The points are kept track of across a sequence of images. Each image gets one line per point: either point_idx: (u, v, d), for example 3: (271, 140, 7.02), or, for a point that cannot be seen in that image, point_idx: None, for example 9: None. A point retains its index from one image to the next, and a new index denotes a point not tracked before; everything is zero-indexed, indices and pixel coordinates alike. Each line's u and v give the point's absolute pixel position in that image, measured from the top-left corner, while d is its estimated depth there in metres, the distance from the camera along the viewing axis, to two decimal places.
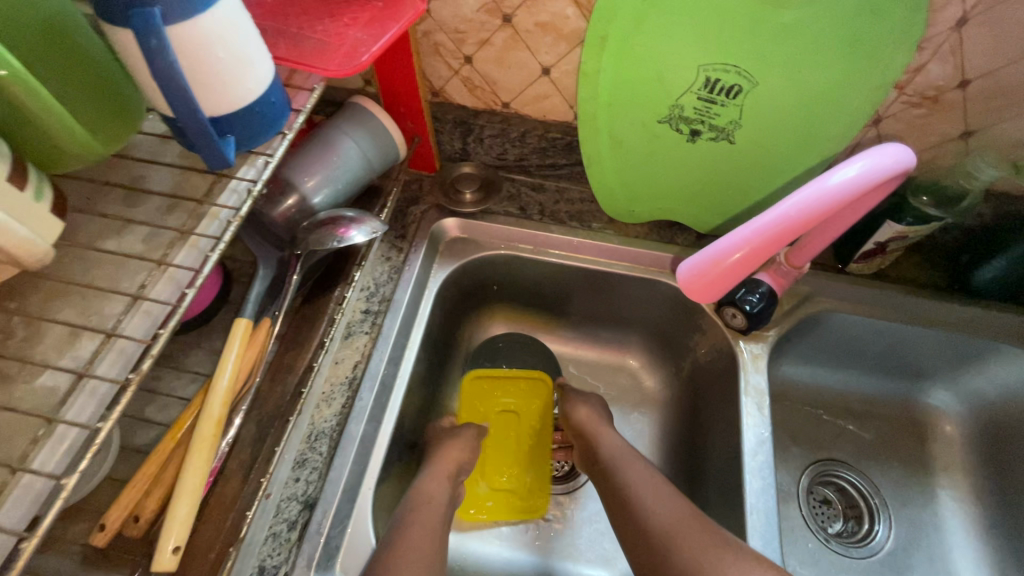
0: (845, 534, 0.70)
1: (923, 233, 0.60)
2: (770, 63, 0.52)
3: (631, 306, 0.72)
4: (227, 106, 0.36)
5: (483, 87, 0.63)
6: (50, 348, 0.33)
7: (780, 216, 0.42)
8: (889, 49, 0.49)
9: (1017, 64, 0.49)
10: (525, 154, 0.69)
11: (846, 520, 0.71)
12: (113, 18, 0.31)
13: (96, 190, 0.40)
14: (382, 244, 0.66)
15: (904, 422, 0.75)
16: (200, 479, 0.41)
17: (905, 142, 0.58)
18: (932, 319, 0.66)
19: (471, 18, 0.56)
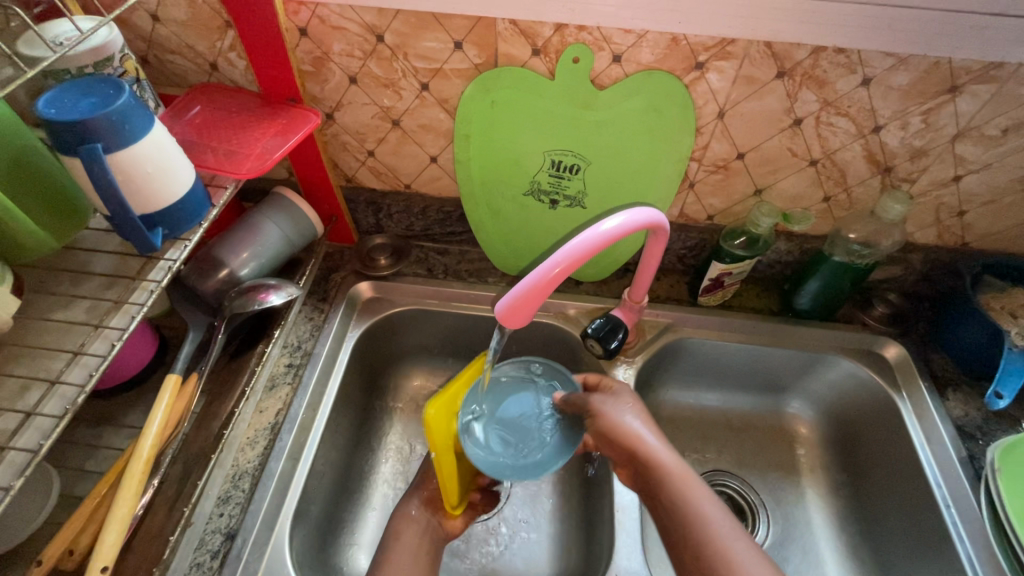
0: None
1: (746, 269, 0.75)
2: (595, 148, 0.68)
3: (528, 347, 0.83)
4: (155, 207, 0.48)
5: (386, 173, 0.77)
6: (4, 398, 0.42)
7: (575, 248, 0.48)
8: (678, 134, 0.65)
9: (773, 139, 0.65)
10: (428, 225, 0.83)
11: None
12: (69, 153, 0.43)
13: (46, 275, 0.51)
14: (305, 307, 0.77)
15: (775, 431, 0.85)
16: (129, 508, 0.49)
17: (718, 198, 0.73)
18: (768, 337, 0.80)
19: (368, 123, 0.70)
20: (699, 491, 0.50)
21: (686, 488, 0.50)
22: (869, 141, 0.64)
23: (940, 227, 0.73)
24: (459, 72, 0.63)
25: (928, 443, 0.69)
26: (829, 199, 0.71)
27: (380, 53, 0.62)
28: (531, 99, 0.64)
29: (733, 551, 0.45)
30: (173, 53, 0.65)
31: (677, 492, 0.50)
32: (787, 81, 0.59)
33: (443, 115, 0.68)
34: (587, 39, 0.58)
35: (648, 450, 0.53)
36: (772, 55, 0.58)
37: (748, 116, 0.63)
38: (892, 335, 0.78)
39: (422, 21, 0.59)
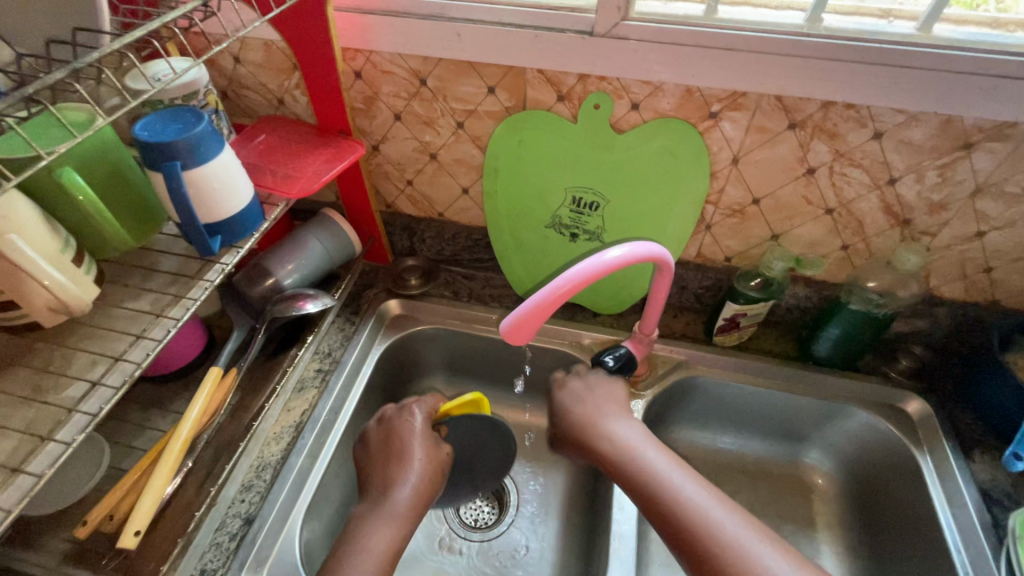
0: None
1: (761, 311, 0.76)
2: (613, 187, 0.72)
3: (543, 373, 0.86)
4: (217, 217, 0.56)
5: (422, 201, 0.84)
6: (77, 370, 0.50)
7: (580, 272, 0.51)
8: (692, 178, 0.69)
9: (786, 187, 0.68)
10: (457, 251, 0.89)
11: None
12: (153, 167, 0.52)
13: (121, 270, 0.59)
14: (339, 318, 0.84)
15: (791, 480, 0.83)
16: (164, 480, 0.55)
17: (735, 241, 0.76)
18: (784, 383, 0.79)
19: (409, 155, 0.78)
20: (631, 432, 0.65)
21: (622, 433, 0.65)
22: (884, 192, 0.65)
23: (967, 282, 0.72)
24: (491, 113, 0.70)
25: (948, 504, 0.67)
26: (848, 247, 0.72)
27: (422, 95, 0.71)
28: (555, 139, 0.70)
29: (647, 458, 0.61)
30: (248, 89, 0.76)
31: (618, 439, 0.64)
32: (799, 132, 0.62)
33: (476, 151, 0.75)
34: (607, 88, 0.64)
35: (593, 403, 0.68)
36: (783, 108, 0.61)
37: (762, 163, 0.66)
38: (916, 390, 0.76)
39: (460, 69, 0.66)
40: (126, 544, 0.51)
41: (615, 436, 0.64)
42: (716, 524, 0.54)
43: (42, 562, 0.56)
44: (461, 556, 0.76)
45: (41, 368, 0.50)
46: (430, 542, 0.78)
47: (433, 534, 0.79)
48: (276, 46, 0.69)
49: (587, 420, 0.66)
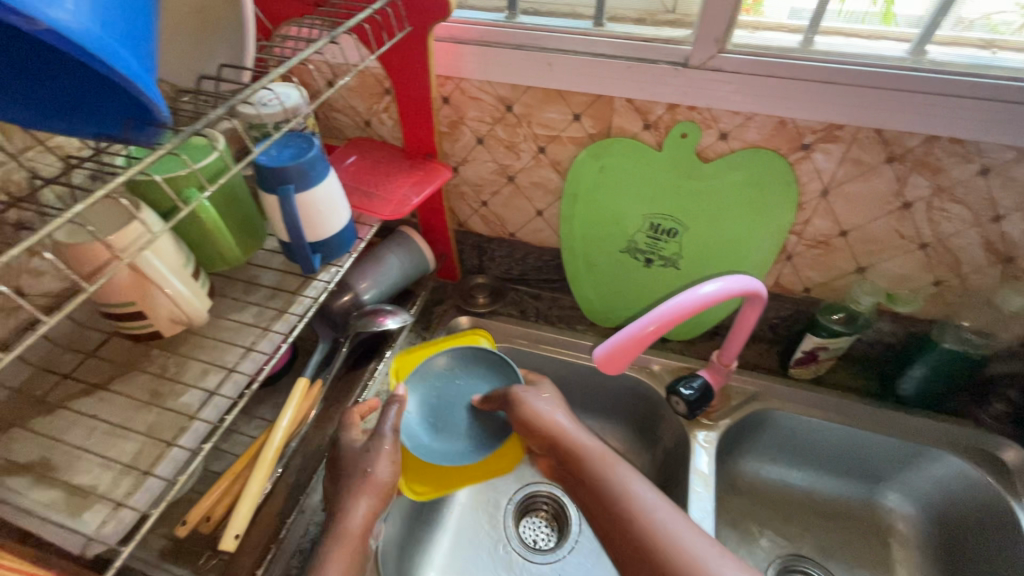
0: None
1: (843, 346, 0.74)
2: (693, 214, 0.72)
3: (608, 396, 0.86)
4: (319, 237, 0.59)
5: (495, 221, 0.86)
6: (192, 377, 0.53)
7: (665, 309, 0.52)
8: (778, 209, 0.68)
9: (876, 220, 0.66)
10: (526, 271, 0.90)
11: None
12: (267, 190, 0.55)
13: (226, 283, 0.63)
14: (410, 333, 0.86)
15: (867, 522, 0.80)
16: (260, 486, 0.58)
17: (816, 272, 0.74)
18: (864, 421, 0.76)
19: (487, 177, 0.80)
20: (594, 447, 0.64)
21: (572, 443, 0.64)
22: (986, 230, 0.63)
23: None
24: (574, 139, 0.71)
25: None
26: (940, 283, 0.69)
27: (507, 121, 0.72)
28: (638, 166, 0.70)
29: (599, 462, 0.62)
30: (338, 111, 0.79)
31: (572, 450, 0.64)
32: (897, 166, 0.61)
33: (554, 175, 0.76)
34: (696, 118, 0.64)
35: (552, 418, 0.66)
36: (881, 141, 0.60)
37: (853, 196, 0.65)
38: (1011, 436, 0.72)
39: (548, 97, 0.68)
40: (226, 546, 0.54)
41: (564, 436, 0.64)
42: (659, 521, 0.55)
43: (143, 557, 0.59)
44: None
45: (158, 374, 0.53)
46: (493, 562, 0.78)
47: (495, 553, 0.79)
48: (370, 73, 0.73)
49: (533, 422, 0.65)
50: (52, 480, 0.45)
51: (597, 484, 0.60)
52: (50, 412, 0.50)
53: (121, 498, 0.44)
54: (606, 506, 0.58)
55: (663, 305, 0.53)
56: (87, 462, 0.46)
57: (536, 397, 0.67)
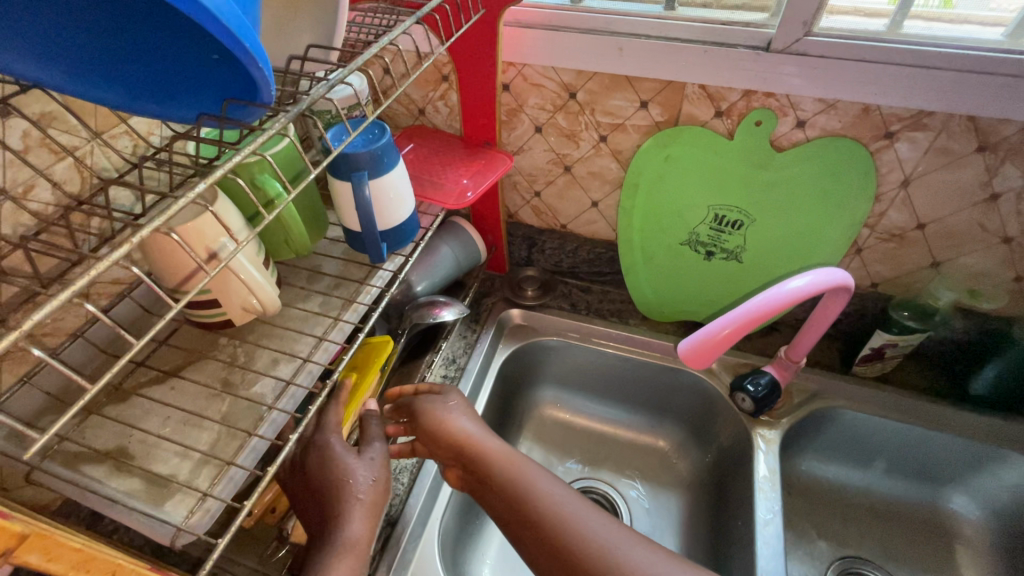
0: None
1: (914, 343, 0.71)
2: (760, 206, 0.70)
3: (660, 391, 0.84)
4: (388, 225, 0.58)
5: (546, 212, 0.84)
6: (264, 367, 0.52)
7: (754, 308, 0.50)
8: (853, 200, 0.65)
9: (958, 213, 0.63)
10: (577, 263, 0.89)
11: None
12: (339, 177, 0.54)
13: (289, 271, 0.62)
14: (460, 325, 0.84)
15: (930, 525, 0.77)
16: None
17: (887, 267, 0.71)
18: (934, 420, 0.73)
19: (542, 167, 0.79)
20: (522, 462, 0.57)
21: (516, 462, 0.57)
22: None
23: None
24: (639, 127, 0.69)
25: None
26: (1021, 279, 0.66)
27: (568, 108, 0.70)
28: (706, 156, 0.68)
29: (545, 485, 0.55)
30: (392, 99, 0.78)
31: (505, 468, 0.56)
32: (988, 155, 0.58)
33: (614, 165, 0.74)
34: (773, 105, 0.62)
35: (460, 424, 0.60)
36: (974, 129, 0.57)
37: (936, 187, 0.62)
38: None
39: (614, 83, 0.66)
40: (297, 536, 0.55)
41: (441, 434, 0.59)
42: (571, 519, 0.52)
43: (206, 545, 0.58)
44: None
45: (228, 363, 0.52)
46: None
47: None
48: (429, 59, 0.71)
49: (438, 431, 0.60)
50: (131, 468, 0.44)
51: (504, 487, 0.55)
52: (124, 398, 0.49)
53: (205, 489, 0.43)
54: (530, 524, 0.52)
55: (744, 304, 0.51)
56: (165, 450, 0.46)
57: (443, 403, 0.62)
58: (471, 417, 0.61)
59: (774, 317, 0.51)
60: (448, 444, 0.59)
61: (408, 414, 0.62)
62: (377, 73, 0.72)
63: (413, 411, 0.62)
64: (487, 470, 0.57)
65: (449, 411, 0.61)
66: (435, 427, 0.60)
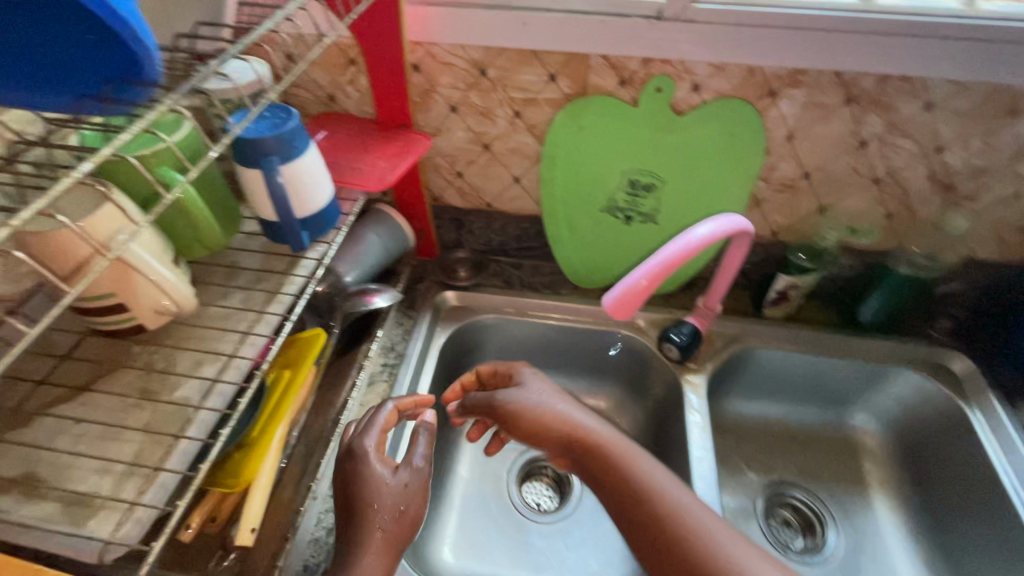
0: (806, 549, 0.78)
1: (811, 282, 0.79)
2: (668, 169, 0.74)
3: (595, 355, 0.88)
4: (306, 212, 0.56)
5: (471, 192, 0.85)
6: (186, 369, 0.49)
7: (666, 256, 0.53)
8: (748, 156, 0.71)
9: (835, 161, 0.71)
10: (505, 241, 0.90)
11: (804, 536, 0.79)
12: (247, 165, 0.52)
13: (205, 270, 0.59)
14: (396, 313, 0.84)
15: (840, 443, 0.87)
16: (270, 477, 0.57)
17: (783, 215, 0.78)
18: (832, 348, 0.82)
19: (461, 147, 0.79)
20: (632, 447, 0.57)
21: (620, 450, 0.56)
22: (931, 161, 0.69)
23: (1003, 244, 0.76)
24: (550, 101, 0.71)
25: (1002, 452, 0.70)
26: (892, 216, 0.75)
27: (481, 86, 0.71)
28: (615, 124, 0.71)
29: (645, 466, 0.55)
30: (299, 87, 0.75)
31: (618, 452, 0.56)
32: (854, 106, 0.65)
33: (531, 139, 0.76)
34: (670, 71, 0.66)
35: (560, 410, 0.61)
36: (841, 83, 0.64)
37: (816, 139, 0.69)
38: (956, 348, 0.80)
39: (522, 57, 0.68)
40: (243, 541, 0.53)
41: (572, 428, 0.59)
42: (691, 517, 0.50)
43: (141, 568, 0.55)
44: (536, 537, 0.77)
45: (145, 370, 0.49)
46: (502, 529, 0.77)
47: (503, 520, 0.78)
48: (334, 42, 0.70)
49: (537, 420, 0.61)
50: (44, 491, 0.41)
51: (616, 468, 0.55)
52: (27, 420, 0.45)
53: (133, 499, 0.41)
54: (636, 499, 0.53)
55: (659, 253, 0.55)
56: (83, 467, 0.42)
57: (526, 394, 0.63)
58: (565, 401, 0.63)
59: (686, 263, 0.55)
60: (542, 434, 0.60)
61: (485, 406, 0.65)
62: (279, 59, 0.69)
63: (491, 403, 0.64)
64: (589, 449, 0.58)
65: (539, 397, 0.62)
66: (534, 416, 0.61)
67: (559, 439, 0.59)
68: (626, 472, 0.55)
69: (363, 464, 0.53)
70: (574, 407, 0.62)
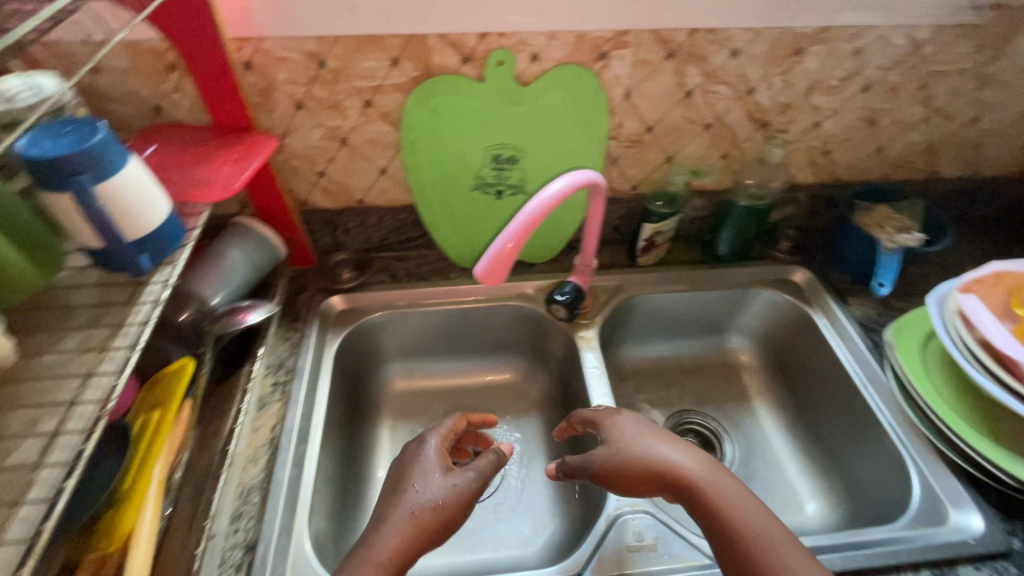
0: None
1: (672, 226, 0.87)
2: (526, 139, 0.77)
3: (494, 331, 0.90)
4: (141, 232, 0.51)
5: (339, 191, 0.82)
6: (17, 430, 0.43)
7: (525, 214, 0.56)
8: (594, 117, 0.76)
9: (670, 113, 0.78)
10: (385, 236, 0.89)
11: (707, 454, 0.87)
12: (53, 189, 0.46)
13: (30, 317, 0.52)
14: (280, 329, 0.80)
15: (722, 366, 0.97)
16: (153, 529, 0.51)
17: (638, 169, 0.85)
18: (700, 282, 0.91)
19: (317, 145, 0.76)
20: (720, 481, 0.55)
21: (705, 483, 0.55)
22: (747, 102, 0.78)
23: (815, 167, 0.88)
24: (398, 85, 0.71)
25: (840, 340, 0.82)
26: (727, 156, 0.85)
27: (323, 78, 0.69)
28: (466, 101, 0.72)
29: (736, 500, 0.54)
30: (116, 101, 0.68)
31: (704, 489, 0.55)
32: (675, 60, 0.72)
33: (388, 127, 0.75)
34: (507, 44, 0.68)
35: (648, 444, 0.59)
36: (658, 40, 0.70)
37: (649, 94, 0.75)
38: (796, 263, 0.92)
39: (359, 44, 0.66)
40: None
41: (658, 463, 0.57)
42: (772, 546, 0.51)
43: None
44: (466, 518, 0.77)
45: None
46: None
47: None
48: (146, 47, 0.63)
49: (628, 455, 0.58)
50: None
51: (705, 505, 0.54)
52: None
53: None
54: (727, 534, 0.52)
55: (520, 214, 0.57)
56: None
57: (619, 429, 0.61)
58: (658, 434, 0.60)
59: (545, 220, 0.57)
60: (623, 468, 0.58)
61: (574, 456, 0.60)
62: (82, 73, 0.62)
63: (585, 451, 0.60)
64: (684, 488, 0.55)
65: (625, 433, 0.60)
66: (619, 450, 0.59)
67: (655, 473, 0.57)
68: (720, 506, 0.54)
69: (413, 464, 0.60)
70: (659, 437, 0.60)
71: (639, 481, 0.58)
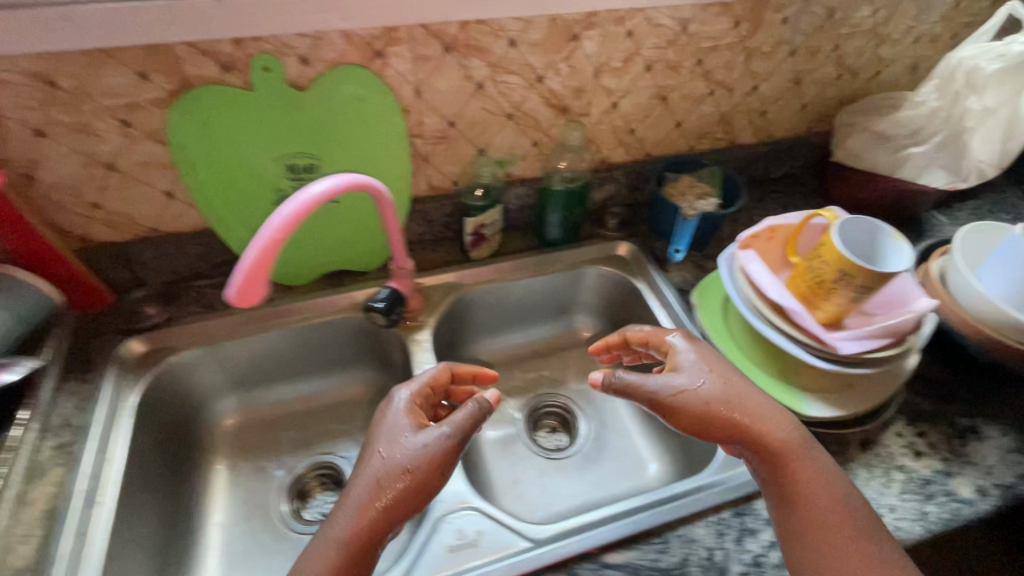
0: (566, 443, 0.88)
1: (495, 216, 0.87)
2: (320, 146, 0.74)
3: (331, 347, 0.86)
4: None
5: (121, 221, 0.74)
6: None
7: (287, 212, 0.54)
8: (388, 117, 0.74)
9: (467, 106, 0.78)
10: (192, 263, 0.82)
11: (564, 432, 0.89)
12: None
13: None
14: (68, 383, 0.71)
15: (572, 346, 0.99)
16: None
17: (452, 165, 0.84)
18: (535, 268, 0.92)
19: (78, 174, 0.68)
20: (802, 451, 0.58)
21: (793, 451, 0.58)
22: (540, 89, 0.80)
23: (625, 145, 0.93)
24: (155, 101, 0.65)
25: (662, 305, 0.87)
26: (537, 143, 0.86)
27: (59, 100, 0.62)
28: (240, 112, 0.68)
29: (812, 465, 0.57)
30: None
31: (791, 453, 0.58)
32: (455, 54, 0.72)
33: (159, 147, 0.69)
34: (268, 48, 0.64)
35: (741, 399, 0.60)
36: (432, 35, 0.69)
37: (440, 89, 0.75)
38: (623, 237, 0.96)
39: (92, 59, 0.60)
40: None
41: (716, 407, 0.59)
42: (829, 520, 0.55)
43: None
44: None
45: None
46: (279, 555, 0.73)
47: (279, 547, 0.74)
48: None
49: (706, 414, 0.59)
50: None
51: (787, 468, 0.57)
52: None
53: None
54: (803, 493, 0.56)
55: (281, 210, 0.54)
56: None
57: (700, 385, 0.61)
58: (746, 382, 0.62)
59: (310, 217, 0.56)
60: (692, 420, 0.60)
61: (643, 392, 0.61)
62: None
63: (650, 390, 0.61)
64: (769, 450, 0.58)
65: (701, 384, 0.61)
66: (698, 413, 0.59)
67: (728, 418, 0.59)
68: (799, 470, 0.57)
69: (380, 430, 0.60)
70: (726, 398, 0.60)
71: (715, 435, 0.60)
